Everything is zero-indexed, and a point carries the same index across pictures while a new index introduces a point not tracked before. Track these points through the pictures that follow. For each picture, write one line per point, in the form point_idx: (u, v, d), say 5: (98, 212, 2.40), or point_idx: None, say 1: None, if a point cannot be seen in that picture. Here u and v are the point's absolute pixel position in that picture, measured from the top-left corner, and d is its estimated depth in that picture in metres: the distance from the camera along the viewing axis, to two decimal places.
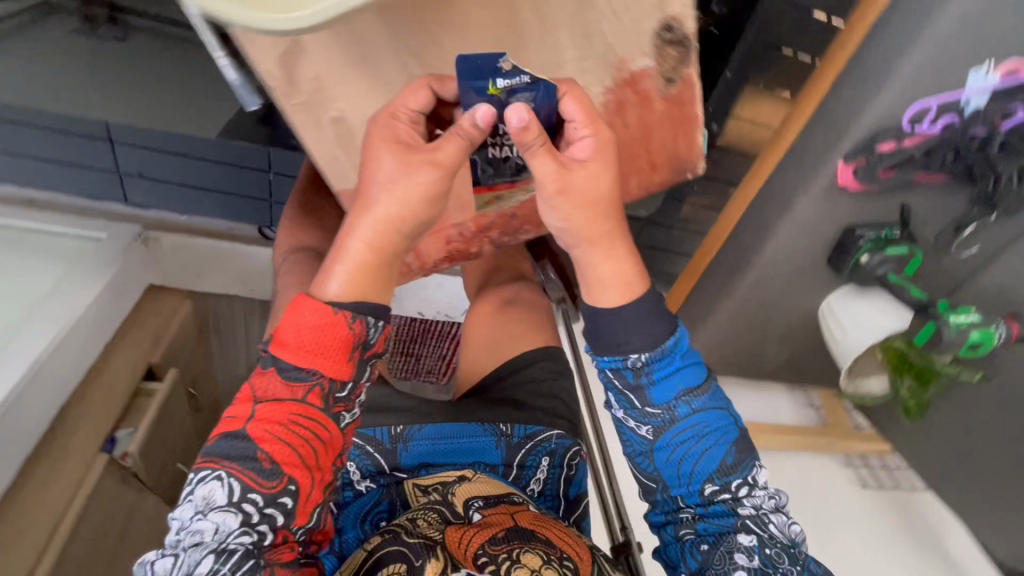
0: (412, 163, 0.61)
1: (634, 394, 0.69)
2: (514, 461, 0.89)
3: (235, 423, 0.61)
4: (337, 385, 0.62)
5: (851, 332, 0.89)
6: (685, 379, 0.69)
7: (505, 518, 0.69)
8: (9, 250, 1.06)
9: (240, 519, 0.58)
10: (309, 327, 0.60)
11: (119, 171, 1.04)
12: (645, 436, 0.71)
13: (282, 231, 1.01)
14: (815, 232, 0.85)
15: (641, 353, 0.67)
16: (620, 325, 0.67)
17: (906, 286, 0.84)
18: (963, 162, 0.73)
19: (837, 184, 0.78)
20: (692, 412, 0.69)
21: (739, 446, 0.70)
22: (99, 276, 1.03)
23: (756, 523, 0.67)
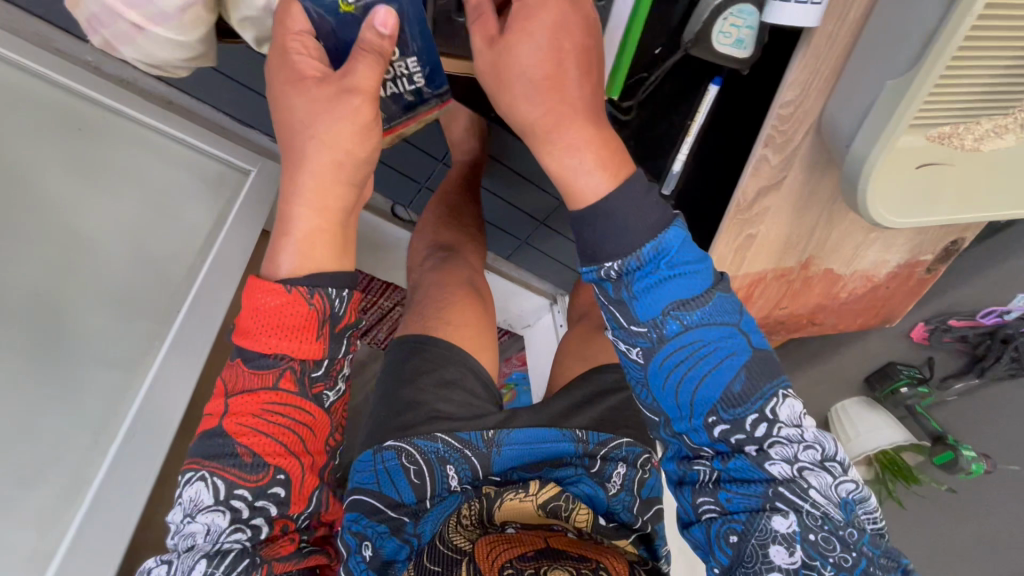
0: (331, 95, 0.50)
1: (615, 309, 0.49)
2: (599, 453, 0.62)
3: (212, 420, 0.53)
4: (309, 365, 0.53)
5: (863, 434, 1.11)
6: (680, 288, 0.47)
7: (536, 539, 0.54)
8: (128, 144, 0.80)
9: (230, 517, 0.49)
10: (264, 311, 0.52)
11: None
12: (636, 361, 0.49)
13: (425, 225, 0.90)
14: (869, 358, 1.11)
15: (616, 260, 0.47)
16: (624, 227, 0.46)
17: (927, 418, 1.09)
18: (985, 343, 0.99)
19: (910, 333, 1.04)
20: (685, 330, 0.47)
21: (755, 369, 0.47)
22: (255, 218, 0.88)
23: (793, 496, 0.45)
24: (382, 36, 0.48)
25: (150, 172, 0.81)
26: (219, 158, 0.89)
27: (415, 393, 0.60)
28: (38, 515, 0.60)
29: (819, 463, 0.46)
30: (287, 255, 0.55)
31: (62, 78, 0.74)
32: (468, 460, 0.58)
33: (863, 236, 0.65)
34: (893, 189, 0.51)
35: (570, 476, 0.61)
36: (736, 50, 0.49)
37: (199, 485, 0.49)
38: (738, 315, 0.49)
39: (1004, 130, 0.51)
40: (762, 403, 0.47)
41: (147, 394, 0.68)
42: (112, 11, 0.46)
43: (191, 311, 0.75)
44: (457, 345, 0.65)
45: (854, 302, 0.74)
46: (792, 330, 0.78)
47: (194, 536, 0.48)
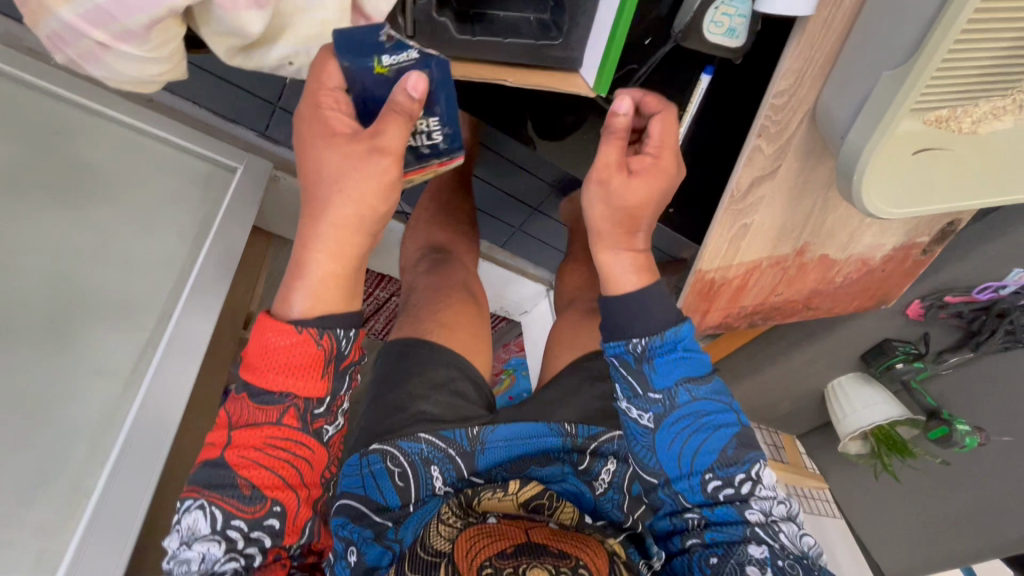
0: (356, 152, 0.49)
1: (631, 376, 0.52)
2: (588, 448, 0.60)
3: (214, 450, 0.51)
4: (314, 403, 0.52)
5: (860, 411, 1.13)
6: (689, 368, 0.52)
7: (517, 531, 0.50)
8: (119, 150, 0.79)
9: (226, 547, 0.48)
10: (274, 349, 0.50)
11: (278, 104, 0.97)
12: (646, 425, 0.52)
13: (417, 225, 0.89)
14: (863, 336, 1.10)
15: (643, 337, 0.52)
16: (643, 313, 0.53)
17: (924, 394, 1.10)
18: (980, 320, 0.98)
19: (905, 310, 1.02)
20: (692, 399, 0.51)
21: (743, 440, 0.52)
22: (246, 219, 0.87)
23: (766, 534, 0.47)
24: (413, 100, 0.48)
25: (131, 173, 0.79)
26: (202, 156, 0.87)
27: (404, 396, 0.60)
28: (43, 526, 0.60)
29: (784, 514, 0.50)
30: (300, 296, 0.52)
31: (36, 79, 0.72)
32: (451, 459, 0.57)
33: (857, 222, 0.65)
34: (889, 177, 0.50)
35: (555, 475, 0.59)
36: (728, 39, 0.49)
37: (197, 514, 0.48)
38: (730, 403, 0.53)
39: (1002, 112, 0.51)
40: (747, 465, 0.51)
41: (143, 402, 0.67)
42: (75, 31, 0.44)
43: (183, 316, 0.73)
44: (448, 348, 0.65)
45: (849, 286, 0.74)
46: (784, 315, 0.77)
47: (189, 564, 0.47)
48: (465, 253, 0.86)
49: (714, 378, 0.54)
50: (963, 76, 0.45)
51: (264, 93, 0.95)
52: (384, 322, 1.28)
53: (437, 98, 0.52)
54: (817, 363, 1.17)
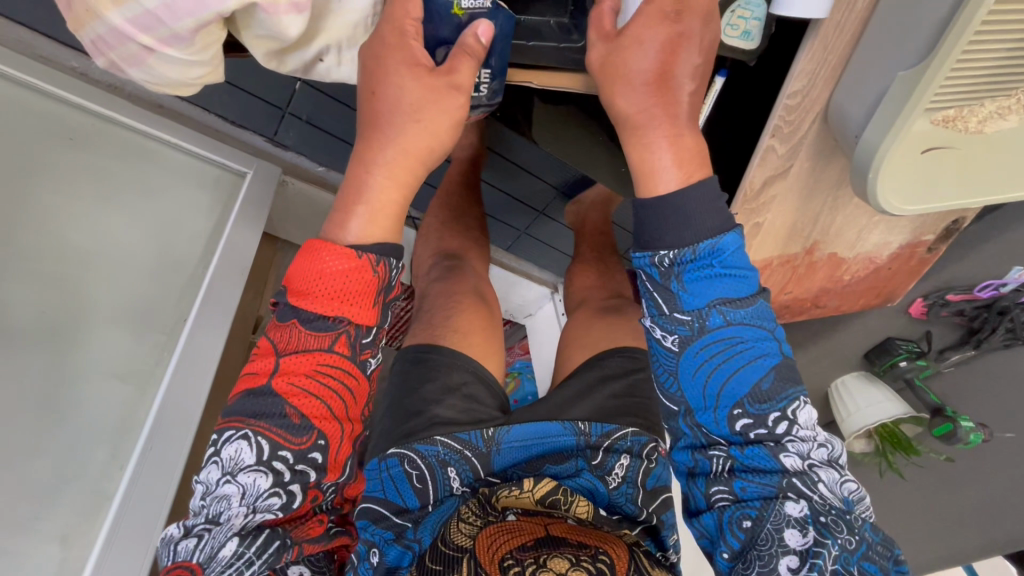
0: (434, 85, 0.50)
1: (659, 295, 0.50)
2: (602, 444, 0.59)
3: (257, 378, 0.51)
4: (361, 332, 0.53)
5: (862, 411, 1.10)
6: (727, 289, 0.48)
7: (535, 525, 0.51)
8: (130, 155, 0.79)
9: (271, 480, 0.49)
10: (331, 273, 0.50)
11: (286, 110, 0.94)
12: (670, 348, 0.50)
13: (428, 232, 0.90)
14: (867, 335, 1.12)
15: (673, 250, 0.48)
16: (684, 221, 0.48)
17: (926, 391, 1.10)
18: (981, 318, 1.00)
19: (908, 309, 1.05)
20: (726, 324, 0.48)
21: (782, 373, 0.49)
22: (258, 222, 0.87)
23: (804, 487, 0.45)
24: (480, 45, 0.50)
25: (145, 179, 0.80)
26: (214, 161, 0.88)
27: (419, 402, 0.60)
28: (64, 531, 0.60)
29: (826, 459, 0.47)
30: (356, 224, 0.53)
31: (53, 87, 0.73)
32: (468, 461, 0.57)
33: (866, 220, 0.65)
34: (900, 175, 0.51)
35: (570, 471, 0.58)
36: (743, 42, 0.50)
37: (241, 444, 0.48)
38: (772, 325, 0.50)
39: (1007, 111, 0.52)
40: (781, 402, 0.48)
41: (161, 403, 0.67)
42: (121, 34, 0.44)
43: (197, 319, 0.73)
44: (463, 353, 0.65)
45: (857, 284, 0.75)
46: (795, 313, 0.80)
47: (230, 498, 0.47)
48: (476, 259, 0.86)
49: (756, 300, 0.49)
50: (971, 76, 0.46)
51: (271, 98, 0.92)
52: None
53: (501, 44, 0.51)
54: (821, 362, 1.18)
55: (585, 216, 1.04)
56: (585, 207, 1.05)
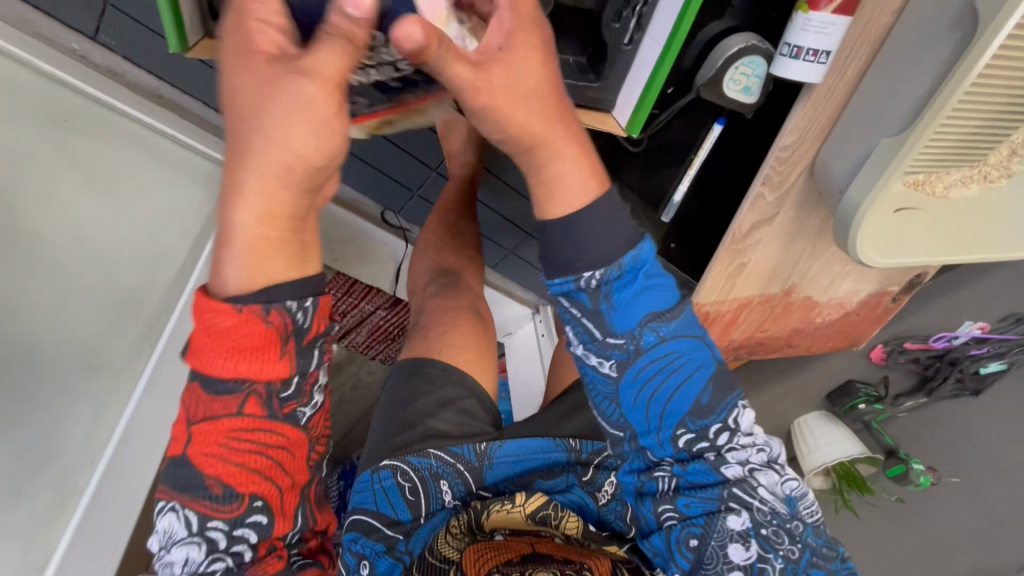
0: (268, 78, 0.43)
1: (587, 321, 0.47)
2: (592, 461, 0.63)
3: (178, 446, 0.46)
4: (276, 385, 0.45)
5: (821, 449, 1.13)
6: (655, 300, 0.47)
7: (522, 544, 0.53)
8: (126, 145, 0.78)
9: (205, 548, 0.45)
10: (215, 331, 0.41)
11: None
12: (608, 374, 0.47)
13: (426, 247, 0.91)
14: (831, 376, 1.17)
15: (596, 269, 0.45)
16: (593, 237, 0.45)
17: (881, 432, 1.16)
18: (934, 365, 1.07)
19: (871, 354, 1.11)
20: (661, 340, 0.47)
21: (718, 382, 0.48)
22: None
23: (744, 495, 0.46)
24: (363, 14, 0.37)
25: (136, 169, 0.79)
26: (205, 155, 0.85)
27: (414, 414, 0.62)
28: (26, 524, 0.58)
29: (766, 462, 0.48)
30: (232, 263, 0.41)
31: (45, 65, 0.71)
32: (461, 476, 0.60)
33: (840, 269, 0.70)
34: (876, 230, 0.56)
35: (560, 486, 0.62)
36: (744, 96, 0.55)
37: (170, 516, 0.44)
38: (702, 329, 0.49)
39: (969, 180, 0.57)
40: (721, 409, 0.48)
41: (138, 401, 0.67)
42: None
43: (180, 317, 0.72)
44: (457, 367, 0.67)
45: (828, 327, 0.80)
46: (769, 351, 0.83)
47: (171, 566, 0.44)
48: (472, 275, 0.88)
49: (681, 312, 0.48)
50: (947, 146, 0.51)
51: None
52: (366, 334, 1.26)
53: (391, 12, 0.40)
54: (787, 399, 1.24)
55: None
56: None
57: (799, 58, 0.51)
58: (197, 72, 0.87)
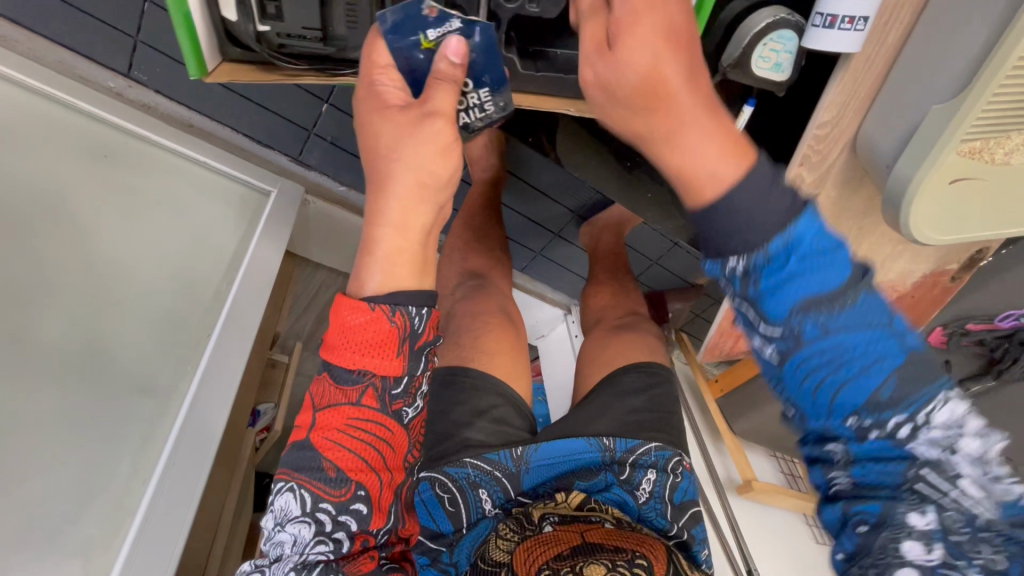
0: (412, 120, 0.56)
1: (745, 307, 0.41)
2: (628, 460, 0.70)
3: (301, 433, 0.59)
4: (391, 383, 0.58)
5: None
6: (820, 279, 0.38)
7: (573, 535, 0.62)
8: (157, 172, 0.83)
9: (313, 529, 0.55)
10: (351, 327, 0.55)
11: (312, 130, 0.97)
12: (771, 359, 0.40)
13: (451, 253, 0.94)
14: None
15: (742, 256, 0.40)
16: (750, 215, 0.39)
17: None
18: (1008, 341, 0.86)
19: None
20: (829, 332, 0.38)
21: (911, 372, 0.37)
22: (283, 237, 0.90)
23: (939, 477, 0.36)
24: (452, 65, 0.55)
25: (170, 194, 0.83)
26: (238, 179, 0.91)
27: (450, 425, 0.70)
28: (86, 544, 0.61)
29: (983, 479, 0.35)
30: (374, 273, 0.57)
31: (85, 104, 0.77)
32: (498, 482, 0.67)
33: (890, 250, 0.71)
34: (935, 207, 0.54)
35: (599, 484, 0.69)
36: (775, 73, 0.60)
37: (289, 497, 0.56)
38: (889, 321, 0.38)
39: None
40: (916, 404, 0.37)
41: (182, 424, 0.68)
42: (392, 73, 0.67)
43: (220, 334, 0.75)
44: (489, 376, 0.74)
45: None
46: None
47: (283, 544, 0.55)
48: (501, 280, 0.91)
49: (861, 295, 0.38)
50: (1010, 109, 0.48)
51: (299, 120, 0.95)
52: None
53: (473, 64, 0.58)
54: None
55: (601, 242, 1.10)
56: (598, 229, 1.11)
57: (835, 26, 0.53)
58: (227, 101, 0.92)
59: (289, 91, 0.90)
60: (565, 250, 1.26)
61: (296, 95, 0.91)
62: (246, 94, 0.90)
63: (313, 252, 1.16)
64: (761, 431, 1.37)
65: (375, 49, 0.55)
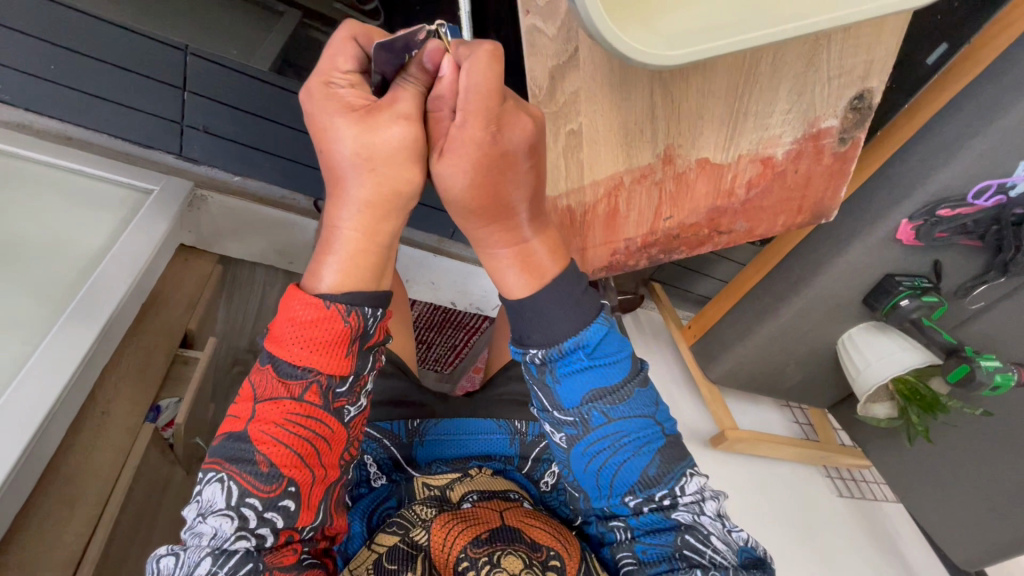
0: (372, 121, 0.48)
1: (540, 391, 0.51)
2: (531, 453, 0.75)
3: (236, 423, 0.52)
4: (337, 380, 0.53)
5: (873, 365, 1.02)
6: (601, 374, 0.49)
7: (492, 515, 0.63)
8: (31, 185, 0.89)
9: (236, 524, 0.49)
10: (303, 323, 0.50)
11: (182, 122, 0.95)
12: (560, 444, 0.51)
13: None
14: (861, 275, 0.97)
15: (541, 348, 0.49)
16: (551, 321, 0.49)
17: (937, 330, 0.95)
18: (997, 233, 0.85)
19: (896, 237, 0.89)
20: (609, 421, 0.49)
21: (670, 454, 0.51)
22: (152, 231, 0.91)
23: (696, 544, 0.48)
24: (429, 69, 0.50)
25: (40, 204, 0.88)
26: (115, 182, 0.94)
27: None
28: None
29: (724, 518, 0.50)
30: (330, 271, 0.52)
31: None
32: (384, 449, 0.72)
33: (724, 106, 0.53)
34: (675, 24, 0.37)
35: (499, 464, 0.73)
36: None
37: (216, 486, 0.50)
38: (651, 444, 0.50)
39: None
40: (676, 478, 0.50)
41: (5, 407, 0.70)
42: None
43: (63, 325, 0.79)
44: None
45: (761, 198, 0.61)
46: (699, 246, 0.65)
47: (202, 536, 0.49)
48: None
49: (640, 384, 0.51)
50: None
51: (167, 114, 0.94)
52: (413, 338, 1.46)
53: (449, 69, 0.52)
54: (812, 315, 1.05)
55: None
56: None
57: None
58: (93, 106, 0.92)
59: (143, 85, 0.89)
60: None
61: (153, 89, 0.90)
62: (103, 94, 0.90)
63: (231, 248, 1.19)
64: (742, 378, 1.22)
65: (340, 53, 0.51)
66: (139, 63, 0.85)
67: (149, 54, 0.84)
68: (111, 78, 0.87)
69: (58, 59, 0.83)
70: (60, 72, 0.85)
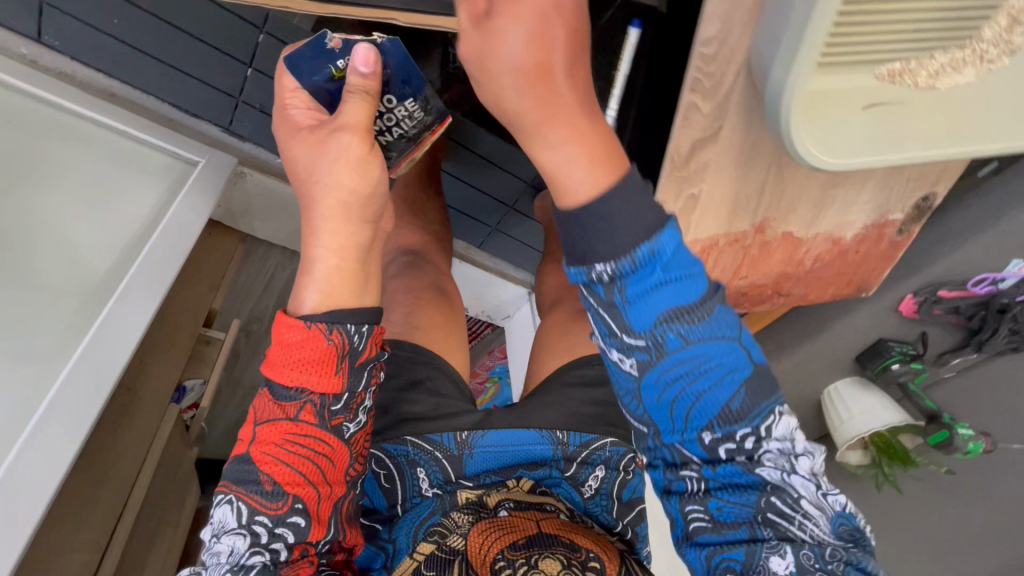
0: (322, 139, 0.54)
1: (606, 314, 0.48)
2: (578, 457, 0.76)
3: (243, 446, 0.53)
4: (329, 399, 0.52)
5: (854, 418, 1.10)
6: (678, 293, 0.47)
7: (528, 524, 0.64)
8: (72, 142, 0.84)
9: (249, 540, 0.49)
10: (289, 347, 0.51)
11: (240, 98, 0.92)
12: (630, 372, 0.50)
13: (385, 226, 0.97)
14: (859, 337, 1.07)
15: (608, 263, 0.46)
16: (613, 230, 0.46)
17: (922, 397, 1.08)
18: (981, 316, 0.95)
19: (898, 308, 0.99)
20: (686, 344, 0.48)
21: (752, 389, 0.49)
22: (206, 203, 0.89)
23: (783, 508, 0.47)
24: (363, 75, 0.53)
25: (79, 161, 0.83)
26: (161, 148, 0.90)
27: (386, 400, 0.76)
28: None
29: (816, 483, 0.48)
30: (313, 291, 0.54)
31: None
32: (438, 463, 0.72)
33: (819, 190, 0.59)
34: (829, 137, 0.48)
35: (543, 474, 0.74)
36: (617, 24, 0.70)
37: (225, 508, 0.50)
38: (729, 372, 0.48)
39: (960, 65, 0.50)
40: (759, 417, 0.49)
41: (66, 378, 0.69)
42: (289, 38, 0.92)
43: (122, 295, 0.76)
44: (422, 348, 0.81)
45: (822, 270, 0.69)
46: (756, 302, 0.74)
47: (220, 556, 0.49)
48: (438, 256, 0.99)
49: (716, 306, 0.49)
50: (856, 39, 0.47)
51: (225, 87, 0.91)
52: None
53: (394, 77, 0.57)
54: (810, 367, 1.15)
55: (553, 216, 1.04)
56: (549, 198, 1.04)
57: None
58: (147, 67, 0.87)
59: (207, 55, 0.86)
60: (524, 225, 1.18)
61: (216, 61, 0.87)
62: (162, 57, 0.85)
63: (258, 227, 1.16)
64: None
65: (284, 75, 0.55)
66: (210, 34, 0.82)
67: (225, 26, 0.81)
68: (176, 42, 0.83)
69: (127, 16, 0.79)
70: (124, 29, 0.81)
